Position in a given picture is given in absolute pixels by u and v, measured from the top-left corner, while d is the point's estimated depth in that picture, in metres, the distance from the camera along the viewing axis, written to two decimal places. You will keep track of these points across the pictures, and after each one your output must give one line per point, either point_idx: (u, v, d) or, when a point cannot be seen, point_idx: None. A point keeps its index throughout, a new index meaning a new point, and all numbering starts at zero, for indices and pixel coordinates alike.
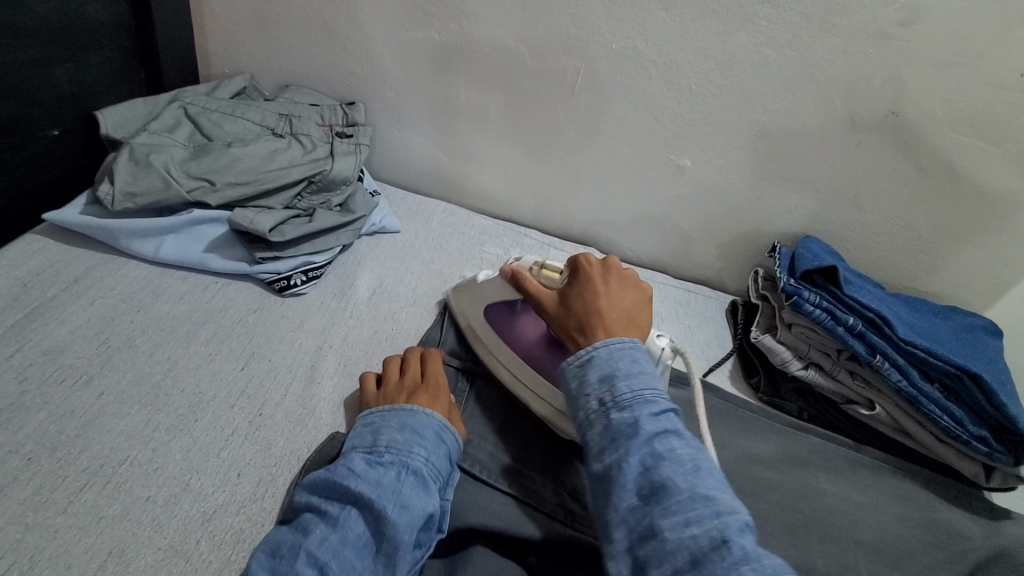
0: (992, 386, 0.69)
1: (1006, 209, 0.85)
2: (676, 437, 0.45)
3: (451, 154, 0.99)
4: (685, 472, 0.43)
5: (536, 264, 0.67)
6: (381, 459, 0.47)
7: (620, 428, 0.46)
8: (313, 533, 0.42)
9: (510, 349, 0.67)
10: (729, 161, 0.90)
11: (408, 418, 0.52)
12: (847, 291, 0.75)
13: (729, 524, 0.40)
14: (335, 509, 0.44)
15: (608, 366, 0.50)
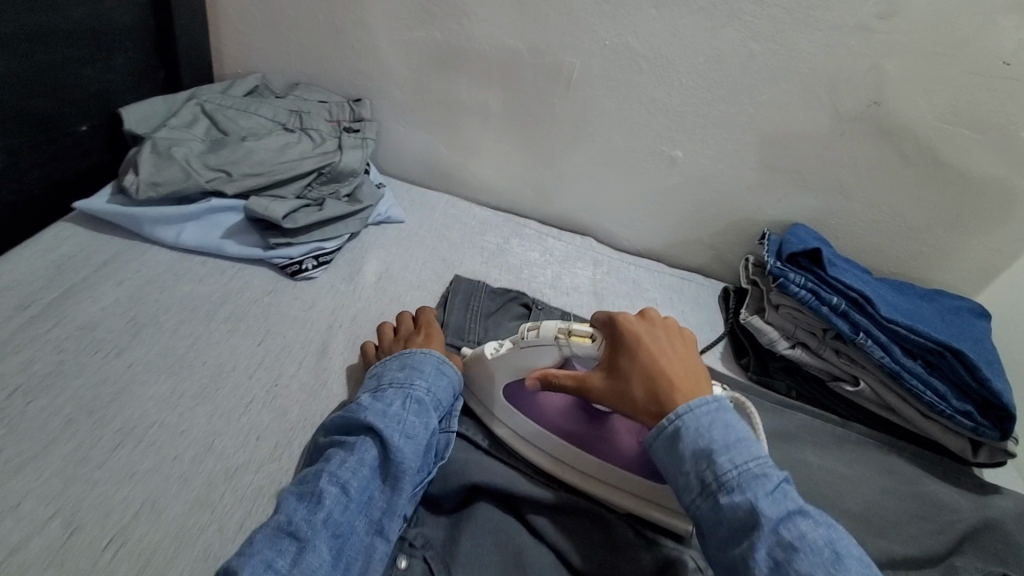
0: (972, 361, 0.72)
1: (986, 196, 0.88)
2: (801, 516, 0.45)
3: (454, 149, 1.03)
4: (823, 562, 0.42)
5: (560, 330, 0.59)
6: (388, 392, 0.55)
7: (736, 514, 0.46)
8: (333, 459, 0.49)
9: (541, 427, 0.63)
10: (719, 152, 0.93)
11: (407, 359, 0.59)
12: (832, 272, 0.78)
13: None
14: (351, 439, 0.50)
15: (704, 439, 0.50)
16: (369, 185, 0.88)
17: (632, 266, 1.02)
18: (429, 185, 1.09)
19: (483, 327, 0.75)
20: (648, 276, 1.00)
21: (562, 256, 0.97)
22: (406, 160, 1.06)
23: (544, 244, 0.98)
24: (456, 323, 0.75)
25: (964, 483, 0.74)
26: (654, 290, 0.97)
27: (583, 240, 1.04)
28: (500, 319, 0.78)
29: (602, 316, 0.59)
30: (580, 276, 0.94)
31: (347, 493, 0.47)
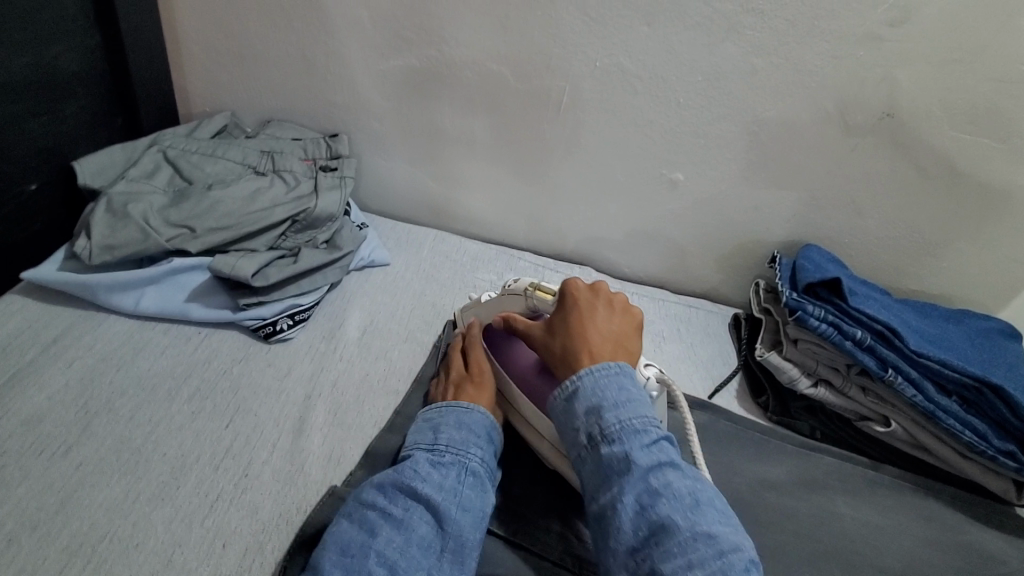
0: (1013, 396, 0.66)
1: (1011, 205, 0.83)
2: (671, 469, 0.47)
3: (440, 180, 0.97)
4: (683, 507, 0.45)
5: (530, 284, 0.64)
6: (442, 458, 0.52)
7: (613, 463, 0.48)
8: (379, 535, 0.46)
9: (503, 369, 0.64)
10: (722, 173, 0.87)
11: (464, 417, 0.56)
12: (854, 304, 0.72)
13: (732, 564, 0.42)
14: (401, 512, 0.48)
15: (596, 397, 0.51)
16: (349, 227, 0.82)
17: (635, 296, 0.95)
18: (415, 219, 1.03)
19: None
20: (653, 306, 0.94)
21: None
22: (390, 195, 1.00)
23: (541, 277, 0.92)
24: None
25: (1013, 528, 0.68)
26: (661, 322, 0.91)
27: (581, 271, 0.98)
28: None
29: (564, 280, 0.62)
30: None
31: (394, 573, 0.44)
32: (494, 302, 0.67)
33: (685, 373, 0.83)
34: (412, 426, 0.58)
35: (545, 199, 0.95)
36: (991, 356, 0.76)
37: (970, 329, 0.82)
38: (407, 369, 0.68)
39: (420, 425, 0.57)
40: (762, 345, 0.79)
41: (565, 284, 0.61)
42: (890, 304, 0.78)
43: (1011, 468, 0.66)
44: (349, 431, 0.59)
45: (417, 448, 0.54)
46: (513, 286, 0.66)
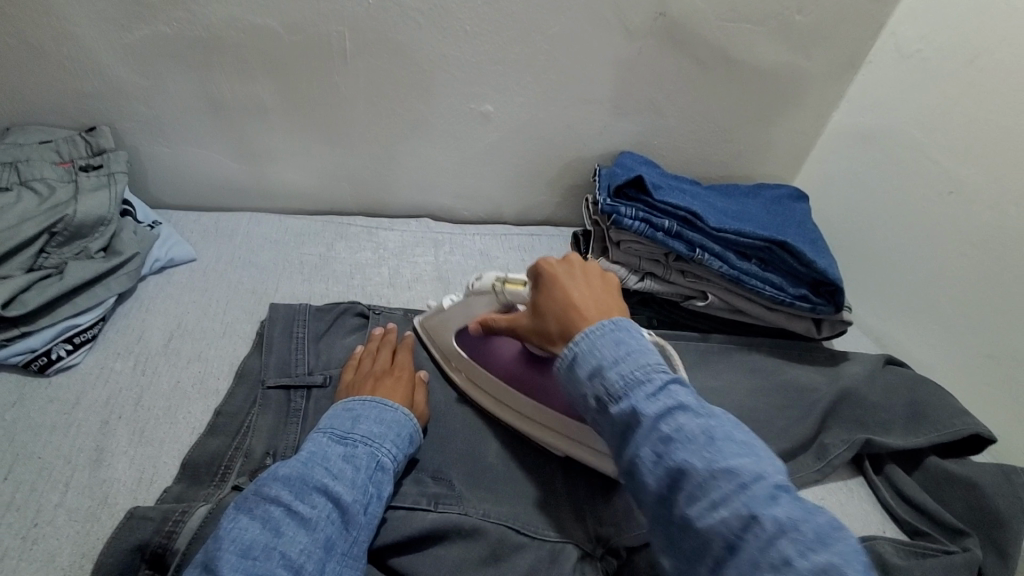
0: (796, 248, 0.74)
1: (778, 82, 0.92)
2: (683, 410, 0.41)
3: (241, 158, 0.88)
4: (699, 448, 0.39)
5: (498, 280, 0.61)
6: (356, 452, 0.50)
7: (625, 422, 0.43)
8: (282, 534, 0.43)
9: (489, 371, 0.65)
10: (528, 97, 0.88)
11: (382, 414, 0.54)
12: (658, 196, 0.76)
13: (756, 496, 0.36)
14: (309, 511, 0.45)
15: (593, 358, 0.46)
16: (134, 228, 0.72)
17: (476, 236, 0.94)
18: (227, 207, 0.93)
19: (312, 355, 0.64)
20: (495, 242, 0.94)
21: (398, 247, 0.88)
22: (187, 185, 0.90)
23: (375, 239, 0.88)
24: (277, 361, 0.62)
25: (817, 359, 0.78)
26: (504, 255, 0.92)
27: (419, 223, 0.95)
28: (332, 339, 0.68)
29: (530, 264, 0.57)
30: (421, 264, 0.86)
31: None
32: (460, 305, 0.65)
33: None
34: (328, 413, 0.55)
35: (362, 156, 0.90)
36: (783, 218, 0.85)
37: (765, 199, 0.91)
38: (227, 365, 0.63)
39: (335, 415, 0.54)
40: (592, 254, 0.82)
41: (534, 266, 0.57)
42: (692, 192, 0.83)
43: (806, 309, 0.76)
44: (161, 447, 0.54)
45: (330, 438, 0.51)
46: (478, 282, 0.62)
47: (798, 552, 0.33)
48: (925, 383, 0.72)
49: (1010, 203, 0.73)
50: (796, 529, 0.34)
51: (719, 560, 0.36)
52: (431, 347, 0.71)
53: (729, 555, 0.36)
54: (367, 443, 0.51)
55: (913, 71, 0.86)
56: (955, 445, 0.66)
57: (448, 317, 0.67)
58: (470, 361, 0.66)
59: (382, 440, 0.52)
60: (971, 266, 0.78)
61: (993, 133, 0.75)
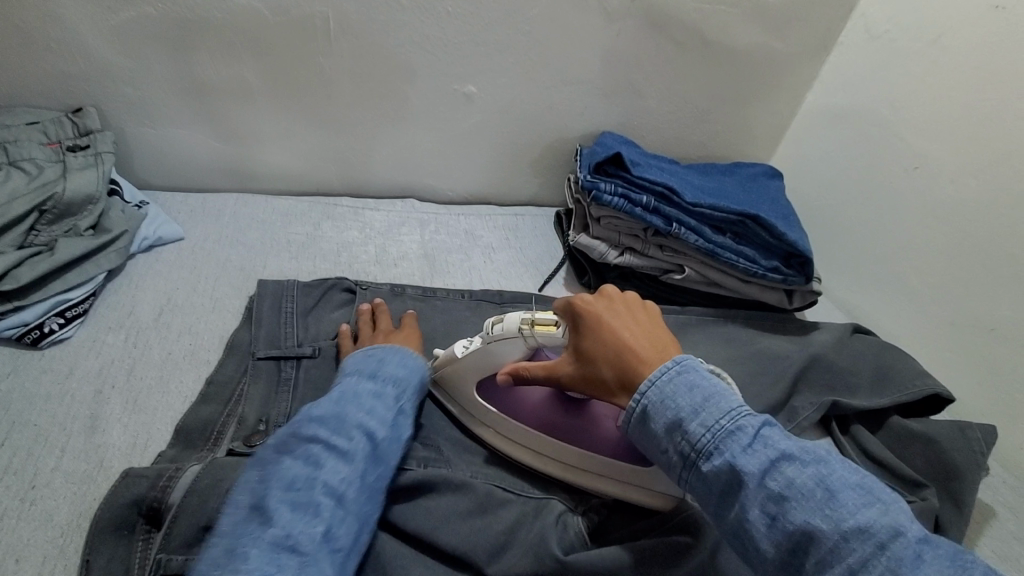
0: (767, 221, 0.77)
1: (753, 63, 0.95)
2: (788, 461, 0.41)
3: (226, 140, 0.88)
4: (819, 505, 0.39)
5: (524, 322, 0.58)
6: (382, 393, 0.54)
7: (724, 481, 0.43)
8: (324, 465, 0.46)
9: (522, 423, 0.60)
10: (510, 78, 0.89)
11: (402, 360, 0.59)
12: (636, 172, 0.79)
13: (899, 557, 0.36)
14: (346, 444, 0.48)
15: (672, 409, 0.46)
16: (121, 208, 0.74)
17: (461, 216, 0.96)
18: (212, 189, 0.94)
19: (300, 328, 0.66)
20: (479, 222, 0.96)
21: (383, 227, 0.89)
22: (172, 167, 0.90)
23: (361, 219, 0.90)
24: (267, 333, 0.64)
25: (790, 329, 0.81)
26: (488, 234, 0.93)
27: (404, 203, 0.96)
28: (321, 313, 0.69)
29: (564, 304, 0.57)
30: (406, 242, 0.88)
31: (342, 503, 0.45)
32: (480, 352, 0.61)
33: (515, 274, 0.87)
34: (349, 358, 0.59)
35: (347, 138, 0.91)
36: (758, 194, 0.88)
37: (742, 177, 0.94)
38: (217, 338, 0.64)
39: (358, 361, 0.58)
40: (573, 231, 0.84)
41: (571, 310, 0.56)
42: (670, 170, 0.86)
43: (778, 280, 0.79)
44: (155, 414, 0.55)
45: (357, 380, 0.55)
46: (502, 329, 0.59)
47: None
48: (890, 349, 0.75)
49: (970, 176, 0.77)
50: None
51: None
52: (443, 400, 0.65)
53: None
54: (392, 386, 0.56)
55: (881, 52, 0.89)
56: (916, 405, 0.70)
57: (467, 367, 0.61)
58: (498, 413, 0.61)
59: (403, 386, 0.57)
60: (934, 238, 0.81)
61: (955, 110, 0.79)
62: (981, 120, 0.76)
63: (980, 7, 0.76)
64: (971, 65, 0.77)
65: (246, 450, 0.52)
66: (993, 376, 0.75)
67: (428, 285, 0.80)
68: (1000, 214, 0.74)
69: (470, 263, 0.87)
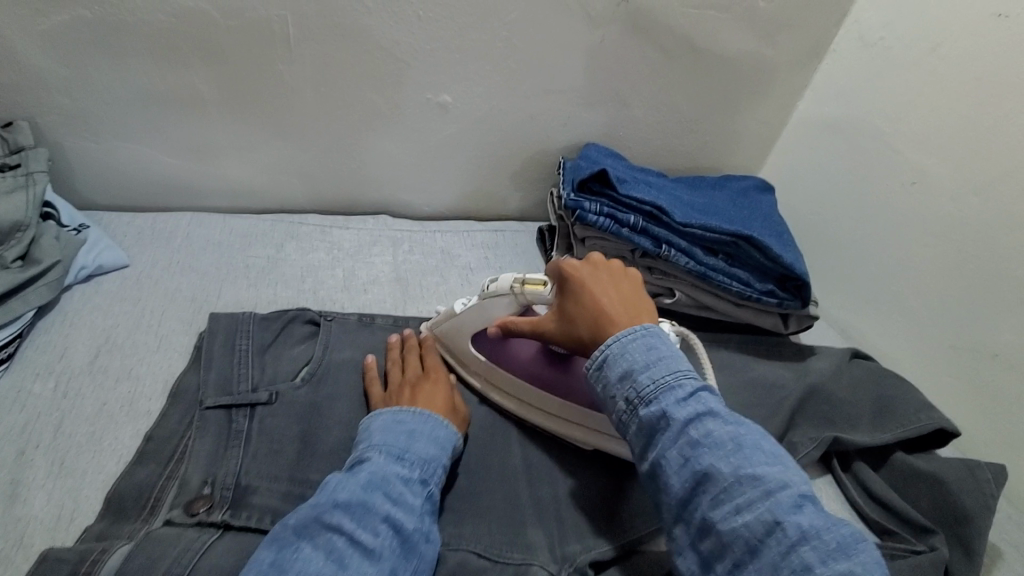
0: (762, 242, 0.73)
1: (744, 72, 0.91)
2: (713, 418, 0.45)
3: (178, 155, 0.81)
4: (727, 455, 0.43)
5: (515, 281, 0.60)
6: (414, 476, 0.48)
7: (652, 424, 0.46)
8: (347, 565, 0.41)
9: (511, 373, 0.63)
10: (488, 87, 0.83)
11: (434, 432, 0.53)
12: (623, 190, 0.73)
13: (781, 503, 0.40)
14: (374, 540, 0.43)
15: (625, 361, 0.49)
16: (56, 234, 0.66)
17: (437, 234, 0.90)
18: (165, 207, 0.86)
19: (256, 369, 0.59)
20: (457, 239, 0.90)
21: (353, 247, 0.83)
22: (121, 184, 0.83)
23: (329, 239, 0.83)
24: (217, 379, 0.57)
25: (785, 354, 0.77)
26: (466, 253, 0.88)
27: (376, 220, 0.90)
28: (280, 352, 0.63)
29: (553, 265, 0.59)
30: (378, 264, 0.82)
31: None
32: (475, 308, 0.64)
33: None
34: (376, 421, 0.53)
35: (312, 151, 0.84)
36: (751, 211, 0.84)
37: (732, 191, 0.89)
38: (161, 382, 0.58)
39: (386, 428, 0.52)
40: (557, 251, 0.80)
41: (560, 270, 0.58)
42: (659, 185, 0.81)
43: (773, 304, 0.74)
44: (84, 478, 0.49)
45: (387, 461, 0.48)
46: (496, 286, 0.62)
47: (817, 557, 0.38)
48: (890, 377, 0.71)
49: (970, 193, 0.74)
50: (818, 536, 0.38)
51: (739, 560, 0.40)
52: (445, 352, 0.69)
53: (751, 556, 0.39)
54: (422, 463, 0.50)
55: (876, 61, 0.85)
56: (923, 440, 0.65)
57: (462, 321, 0.64)
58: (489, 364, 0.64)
59: (435, 463, 0.51)
60: (934, 257, 0.78)
61: (956, 124, 0.75)
62: (983, 135, 0.72)
63: (982, 15, 0.72)
64: (972, 76, 0.73)
65: (188, 520, 0.46)
66: (997, 404, 0.72)
67: (401, 312, 0.74)
68: (1004, 235, 0.70)
69: (446, 286, 0.81)
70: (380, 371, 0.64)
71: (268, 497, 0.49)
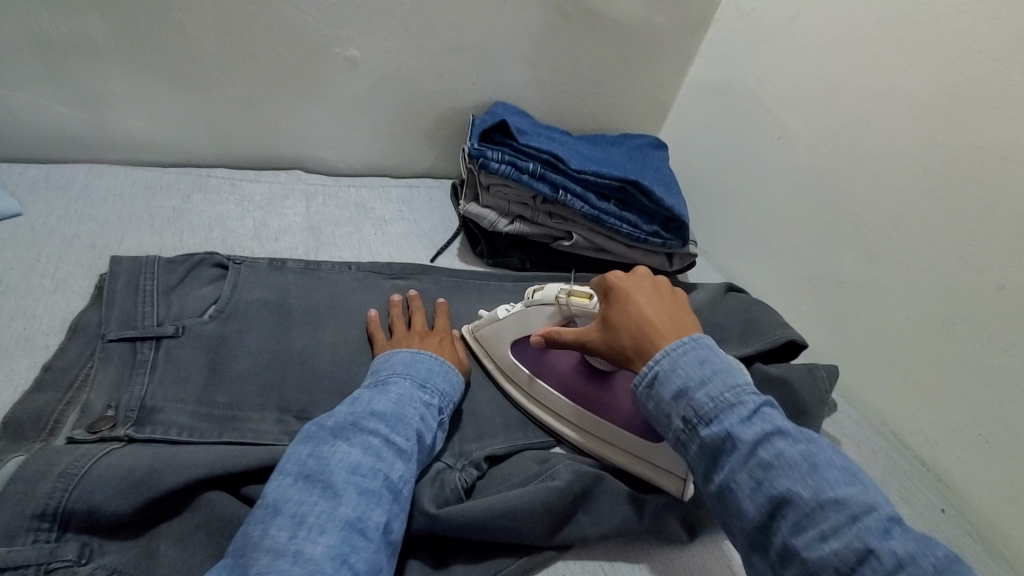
0: (647, 187, 0.81)
1: (637, 37, 0.98)
2: (781, 436, 0.45)
3: (69, 104, 0.78)
4: (803, 476, 0.43)
5: (561, 292, 0.64)
6: (432, 401, 0.55)
7: (716, 446, 0.46)
8: (386, 460, 0.47)
9: (547, 383, 0.64)
10: (395, 42, 0.86)
11: (447, 373, 0.59)
12: (522, 140, 0.79)
13: (870, 528, 0.39)
14: (405, 443, 0.49)
15: (678, 378, 0.50)
16: None
17: (351, 188, 0.92)
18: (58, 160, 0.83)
19: (160, 307, 0.60)
20: (370, 193, 0.93)
21: (264, 200, 0.84)
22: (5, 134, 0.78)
23: (239, 191, 0.84)
24: (120, 313, 0.58)
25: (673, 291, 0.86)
26: (380, 207, 0.91)
27: (288, 175, 0.91)
28: (187, 290, 0.64)
29: (599, 278, 0.62)
30: (290, 215, 0.83)
31: (398, 500, 0.45)
32: (519, 315, 0.66)
33: (407, 246, 0.85)
34: (396, 357, 0.59)
35: (217, 104, 0.84)
36: (643, 163, 0.92)
37: (630, 147, 0.97)
38: (60, 321, 0.58)
39: (407, 362, 0.58)
40: (463, 200, 0.84)
41: (604, 281, 0.61)
42: (558, 140, 0.88)
43: (658, 244, 0.83)
44: None
45: (411, 386, 0.55)
46: (542, 292, 0.65)
47: None
48: (756, 304, 0.82)
49: (821, 143, 0.85)
50: (913, 560, 0.37)
51: None
52: (482, 358, 0.69)
53: None
54: (439, 396, 0.56)
55: (749, 30, 0.95)
56: (778, 351, 0.75)
57: (504, 328, 0.66)
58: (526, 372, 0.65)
59: (446, 398, 0.57)
60: (795, 202, 0.89)
61: (811, 84, 0.86)
62: (830, 93, 0.83)
63: None
64: (822, 42, 0.84)
65: (89, 436, 0.48)
66: (840, 323, 0.84)
67: (313, 259, 0.76)
68: (846, 177, 0.82)
69: (359, 236, 0.84)
70: (289, 306, 0.67)
71: (175, 416, 0.52)
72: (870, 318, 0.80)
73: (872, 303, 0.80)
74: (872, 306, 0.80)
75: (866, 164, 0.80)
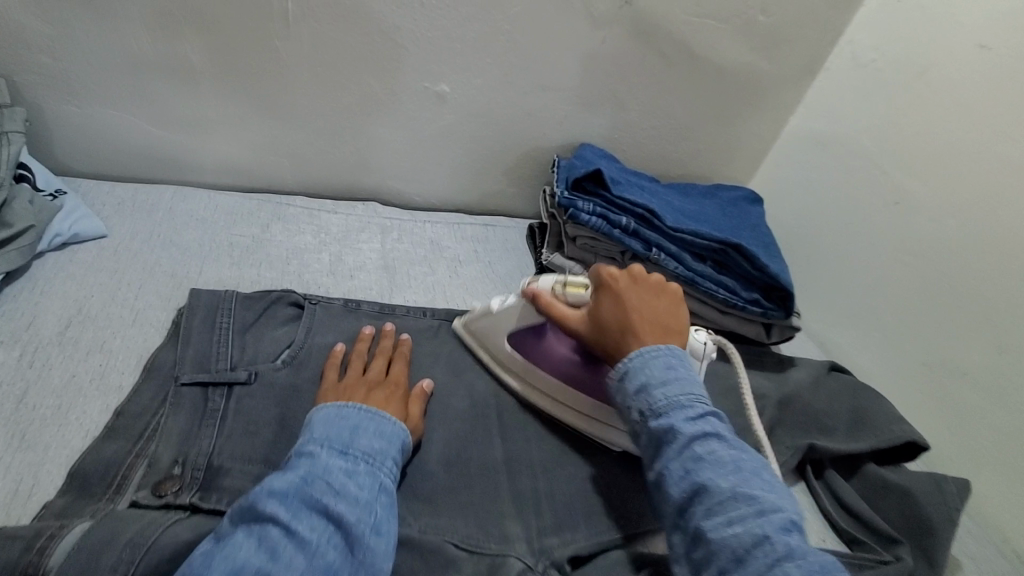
0: (751, 252, 0.74)
1: (738, 84, 0.92)
2: (717, 439, 0.47)
3: (163, 126, 0.78)
4: (727, 473, 0.44)
5: (555, 284, 0.62)
6: (357, 469, 0.46)
7: (659, 436, 0.48)
8: (283, 555, 0.39)
9: (547, 372, 0.63)
10: (485, 79, 0.83)
11: (379, 427, 0.50)
12: (616, 192, 0.74)
13: (773, 523, 0.42)
14: (309, 531, 0.41)
15: (643, 375, 0.51)
16: (30, 198, 0.64)
17: (427, 224, 0.89)
18: (152, 179, 0.84)
19: (235, 348, 0.57)
20: (445, 231, 0.89)
21: (341, 232, 0.81)
22: (104, 152, 0.80)
23: (316, 222, 0.81)
24: (196, 355, 0.55)
25: (767, 362, 0.77)
26: (454, 246, 0.87)
27: (365, 207, 0.88)
28: (261, 331, 0.61)
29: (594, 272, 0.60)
30: (365, 251, 0.80)
31: None
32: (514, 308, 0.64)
33: (481, 291, 0.80)
34: (318, 413, 0.50)
35: (304, 132, 0.82)
36: (740, 221, 0.85)
37: (722, 200, 0.90)
38: (135, 357, 0.57)
39: (327, 420, 0.49)
40: (546, 249, 0.80)
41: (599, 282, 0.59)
42: (649, 190, 0.82)
43: (757, 313, 0.76)
44: (47, 452, 0.48)
45: (327, 455, 0.46)
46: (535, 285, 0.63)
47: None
48: (866, 390, 0.72)
49: (951, 215, 0.75)
50: (803, 556, 0.40)
51: (723, 569, 0.41)
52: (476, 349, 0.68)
53: (735, 565, 0.41)
54: (371, 463, 0.47)
55: (865, 82, 0.87)
56: (894, 452, 0.67)
57: (500, 319, 0.65)
58: (523, 361, 0.64)
59: (381, 461, 0.48)
60: (912, 276, 0.80)
61: (939, 147, 0.77)
62: (965, 161, 0.74)
63: (967, 45, 0.74)
64: (955, 103, 0.75)
65: (154, 501, 0.45)
66: (961, 420, 0.74)
67: (386, 301, 0.73)
68: (978, 256, 0.72)
69: (433, 277, 0.80)
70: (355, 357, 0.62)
71: (240, 479, 0.48)
72: (1000, 418, 0.70)
73: (1005, 402, 0.69)
74: (1004, 406, 0.69)
75: (1006, 243, 0.70)
